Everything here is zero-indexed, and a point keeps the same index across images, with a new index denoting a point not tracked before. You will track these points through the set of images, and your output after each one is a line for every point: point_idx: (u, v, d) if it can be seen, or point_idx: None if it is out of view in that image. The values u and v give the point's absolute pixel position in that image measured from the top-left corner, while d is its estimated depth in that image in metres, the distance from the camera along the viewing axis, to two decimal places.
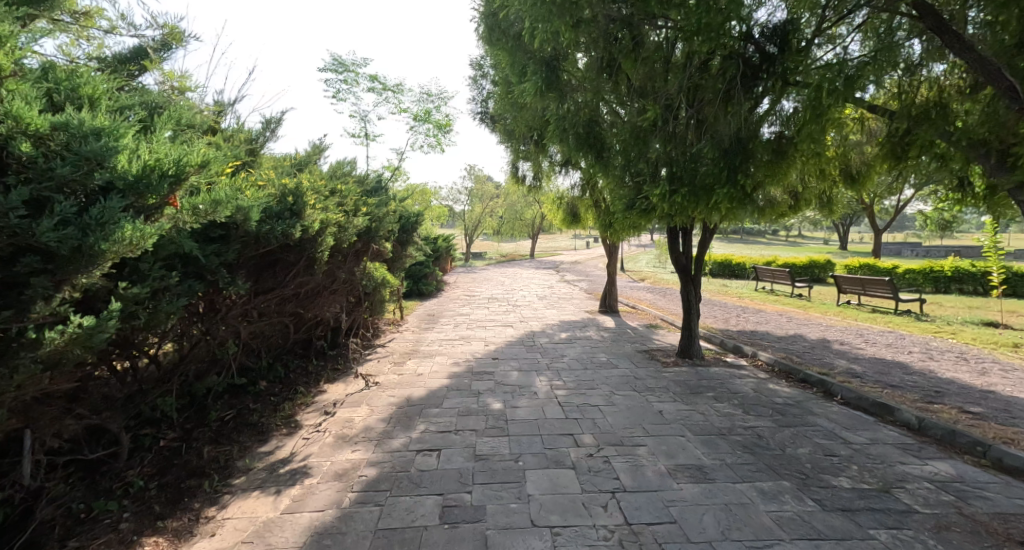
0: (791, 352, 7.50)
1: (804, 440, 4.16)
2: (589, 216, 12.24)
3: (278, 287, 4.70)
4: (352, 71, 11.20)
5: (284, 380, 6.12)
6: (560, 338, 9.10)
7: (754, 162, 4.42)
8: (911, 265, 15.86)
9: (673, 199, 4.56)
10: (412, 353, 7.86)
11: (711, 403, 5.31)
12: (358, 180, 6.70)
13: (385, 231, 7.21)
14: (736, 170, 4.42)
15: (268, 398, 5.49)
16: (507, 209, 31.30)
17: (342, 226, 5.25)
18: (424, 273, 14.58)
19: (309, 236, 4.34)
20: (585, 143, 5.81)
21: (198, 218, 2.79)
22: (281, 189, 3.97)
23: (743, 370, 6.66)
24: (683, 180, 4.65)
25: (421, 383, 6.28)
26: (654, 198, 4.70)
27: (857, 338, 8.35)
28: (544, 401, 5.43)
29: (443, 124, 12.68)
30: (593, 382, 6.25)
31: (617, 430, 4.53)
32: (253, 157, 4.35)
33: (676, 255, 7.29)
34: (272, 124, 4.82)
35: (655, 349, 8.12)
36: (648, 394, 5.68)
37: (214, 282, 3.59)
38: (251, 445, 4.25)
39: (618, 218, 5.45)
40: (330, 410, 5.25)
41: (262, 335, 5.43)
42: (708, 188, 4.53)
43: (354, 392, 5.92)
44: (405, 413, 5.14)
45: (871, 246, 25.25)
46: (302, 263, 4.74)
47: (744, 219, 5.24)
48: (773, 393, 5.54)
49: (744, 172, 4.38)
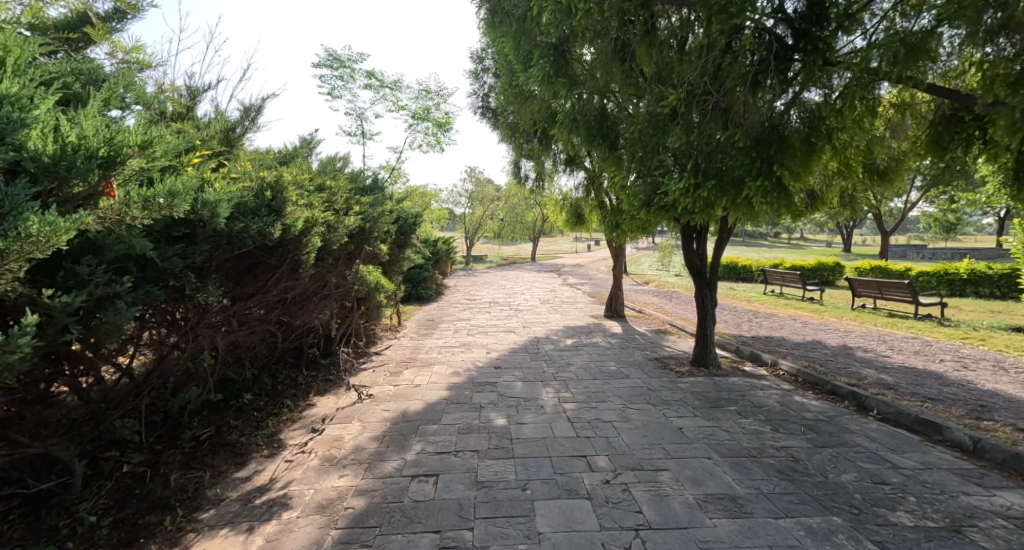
0: (813, 360, 7.03)
1: (847, 465, 3.70)
2: (594, 217, 11.80)
3: (258, 293, 4.27)
4: (347, 68, 10.79)
5: (271, 393, 5.69)
6: (566, 345, 8.64)
7: (791, 152, 3.96)
8: (925, 268, 15.37)
9: (700, 193, 4.06)
10: (409, 362, 7.42)
11: (735, 418, 4.85)
12: (350, 177, 6.25)
13: (380, 231, 6.77)
14: (771, 160, 3.97)
15: (252, 413, 5.05)
16: (507, 212, 30.80)
17: (330, 225, 4.80)
18: (423, 276, 14.17)
19: (292, 236, 3.90)
20: (596, 134, 5.37)
21: (150, 213, 2.38)
22: (259, 181, 3.55)
23: (764, 380, 6.20)
24: (710, 172, 4.17)
25: (419, 396, 5.82)
26: (676, 192, 4.20)
27: (881, 344, 7.87)
28: (552, 416, 4.98)
29: (442, 122, 12.26)
30: (604, 394, 5.80)
31: (635, 452, 4.07)
32: (226, 147, 3.91)
33: (689, 257, 6.84)
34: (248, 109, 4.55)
35: (666, 357, 7.66)
36: (664, 408, 5.22)
37: (179, 287, 3.16)
38: (226, 470, 3.80)
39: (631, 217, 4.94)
40: (317, 427, 4.79)
41: (246, 344, 5.03)
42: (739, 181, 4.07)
43: (345, 406, 5.46)
44: (400, 431, 4.68)
45: (879, 248, 24.74)
46: (285, 266, 4.26)
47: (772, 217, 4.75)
48: (801, 407, 5.08)
49: (780, 162, 3.92)
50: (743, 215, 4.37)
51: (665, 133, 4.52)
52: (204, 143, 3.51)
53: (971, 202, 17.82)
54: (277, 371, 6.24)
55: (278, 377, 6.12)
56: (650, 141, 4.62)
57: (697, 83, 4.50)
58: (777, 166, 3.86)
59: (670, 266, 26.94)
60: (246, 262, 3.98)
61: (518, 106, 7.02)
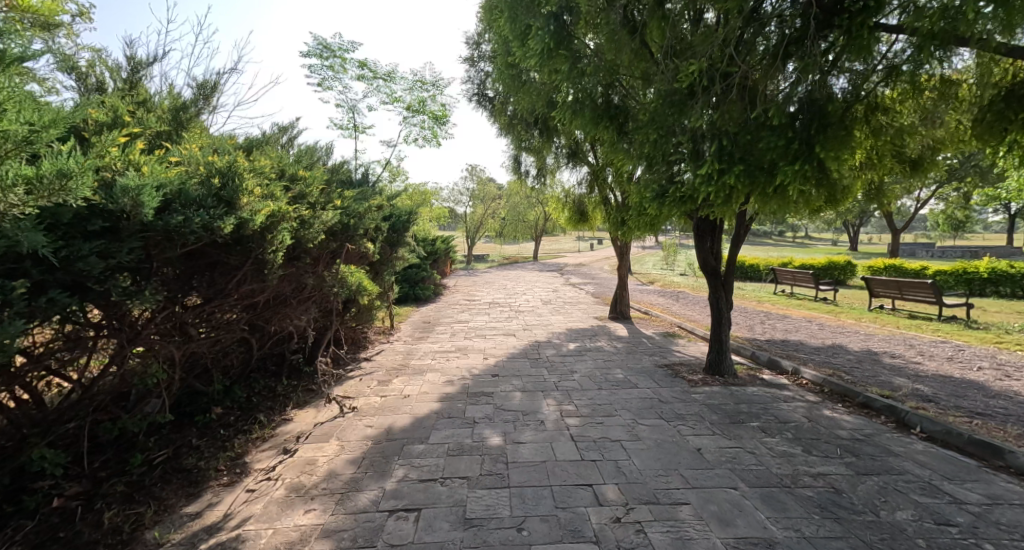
0: (837, 368, 6.45)
1: (899, 499, 3.15)
2: (598, 214, 11.25)
3: (214, 296, 3.75)
4: (338, 57, 10.26)
5: (244, 406, 5.18)
6: (568, 350, 8.08)
7: (834, 130, 3.38)
8: (943, 267, 14.72)
9: (726, 180, 3.50)
10: (399, 369, 6.89)
11: (758, 437, 4.30)
12: (331, 170, 5.72)
13: (366, 227, 6.23)
14: (809, 142, 3.41)
15: (218, 430, 4.54)
16: (510, 211, 30.21)
17: (302, 221, 4.27)
18: (420, 276, 13.63)
19: (251, 232, 3.37)
20: (602, 117, 4.81)
21: (32, 198, 1.87)
22: (206, 168, 3.01)
23: (787, 390, 5.63)
24: (736, 157, 3.63)
25: (407, 409, 5.29)
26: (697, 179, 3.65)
27: (909, 350, 7.28)
28: (553, 435, 4.44)
29: (439, 115, 11.72)
30: (611, 407, 5.25)
31: (649, 480, 3.54)
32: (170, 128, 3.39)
33: (703, 256, 6.29)
34: (202, 88, 4.00)
35: (677, 363, 7.10)
36: (679, 424, 4.67)
37: (105, 291, 2.66)
38: (176, 504, 3.29)
39: (643, 210, 4.40)
40: (289, 448, 4.26)
41: (211, 353, 4.53)
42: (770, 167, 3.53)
43: (324, 421, 4.94)
44: (381, 453, 4.15)
45: (890, 246, 24.05)
46: (249, 266, 3.73)
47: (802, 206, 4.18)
48: (833, 423, 4.53)
49: (824, 141, 3.35)
50: (773, 205, 3.81)
51: (683, 112, 3.97)
52: (138, 123, 2.97)
53: (989, 198, 17.08)
54: (253, 380, 5.72)
55: (254, 388, 5.60)
56: (666, 122, 4.06)
57: (718, 55, 3.94)
58: (819, 147, 3.29)
59: (676, 266, 26.26)
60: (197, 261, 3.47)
61: (516, 91, 6.47)
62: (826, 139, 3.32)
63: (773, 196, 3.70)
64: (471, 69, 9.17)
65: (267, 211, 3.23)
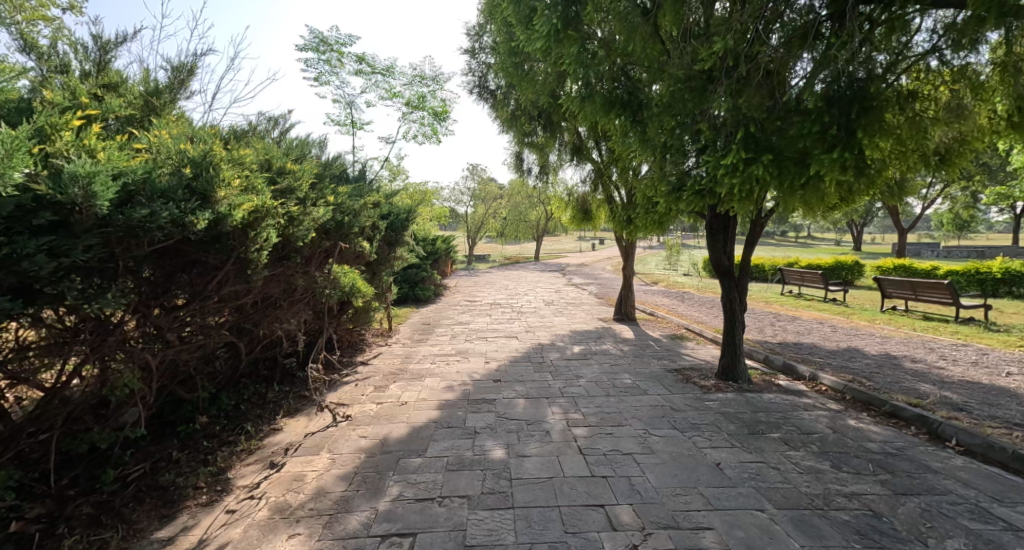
0: (857, 373, 6.14)
1: (946, 524, 2.85)
2: (602, 212, 10.93)
3: (193, 298, 3.48)
4: (335, 51, 9.96)
5: (232, 415, 4.89)
6: (572, 353, 7.76)
7: (875, 115, 3.10)
8: (955, 267, 14.38)
9: (752, 171, 3.22)
10: (397, 374, 6.59)
11: (781, 450, 3.99)
12: (324, 165, 5.43)
13: (362, 225, 5.95)
14: (848, 128, 3.13)
15: (202, 441, 4.25)
16: (511, 211, 29.90)
17: (290, 217, 3.99)
18: (420, 276, 13.34)
19: (231, 228, 3.07)
20: (613, 106, 4.52)
21: None
22: (177, 157, 2.71)
23: (806, 398, 5.32)
24: (764, 147, 3.34)
25: (403, 418, 4.99)
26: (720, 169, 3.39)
27: (930, 354, 6.95)
28: (560, 448, 4.14)
29: (439, 111, 11.42)
30: (619, 415, 4.94)
31: (667, 500, 3.24)
32: (139, 115, 3.10)
33: (715, 256, 6.00)
34: (180, 72, 3.71)
35: (687, 368, 6.78)
36: (695, 435, 4.37)
37: (60, 294, 2.37)
38: (148, 528, 3.00)
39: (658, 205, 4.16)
40: (277, 462, 3.97)
41: (196, 359, 4.26)
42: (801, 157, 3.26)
43: (315, 431, 4.64)
44: (375, 468, 3.86)
45: (898, 246, 23.68)
46: (229, 266, 3.43)
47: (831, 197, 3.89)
48: (861, 435, 4.22)
49: (866, 126, 3.07)
50: (801, 198, 3.53)
51: (703, 99, 3.70)
52: (100, 107, 2.67)
53: (1001, 197, 16.70)
54: (242, 387, 5.43)
55: (243, 395, 5.30)
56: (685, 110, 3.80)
57: (741, 35, 3.64)
58: (861, 134, 3.00)
59: (678, 265, 25.96)
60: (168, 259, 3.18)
61: (519, 83, 6.18)
62: (868, 124, 3.04)
63: (805, 188, 3.40)
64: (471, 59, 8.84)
65: (247, 205, 2.93)
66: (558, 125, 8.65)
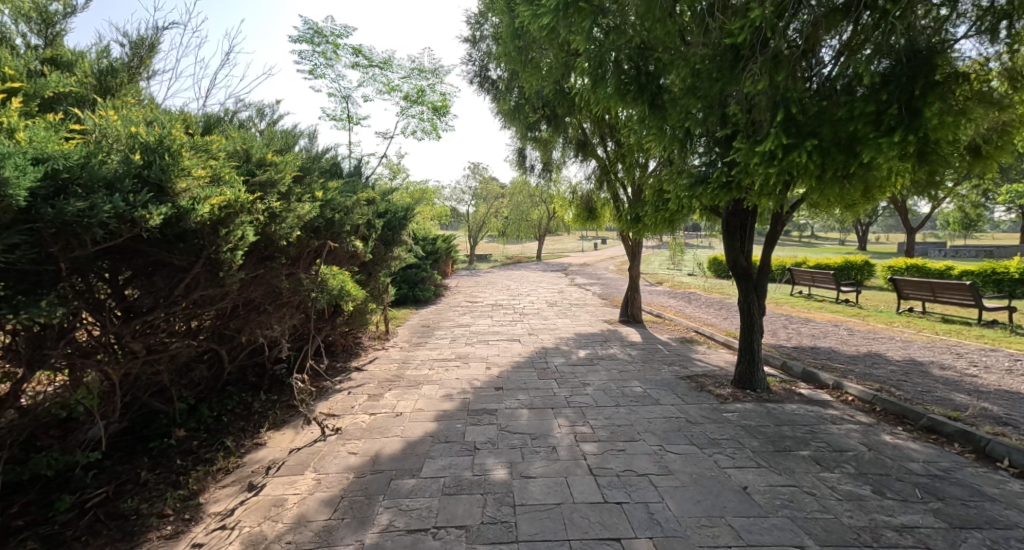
0: (884, 381, 5.75)
1: None
2: (606, 211, 10.55)
3: (157, 304, 3.08)
4: (330, 42, 9.59)
5: (212, 428, 4.51)
6: (578, 358, 7.37)
7: (940, 91, 2.80)
8: (970, 267, 13.95)
9: (793, 159, 2.94)
10: (393, 381, 6.22)
11: (814, 471, 3.60)
12: (312, 158, 5.06)
13: (353, 222, 5.55)
14: (910, 106, 2.86)
15: (175, 458, 3.88)
16: (513, 210, 29.47)
17: (272, 214, 3.63)
18: (420, 277, 12.96)
19: (195, 224, 2.69)
20: (630, 87, 4.16)
21: None
22: (126, 142, 2.34)
23: (832, 409, 4.93)
24: (805, 133, 3.09)
25: (397, 431, 4.61)
26: (754, 156, 3.12)
27: (959, 360, 6.54)
28: (568, 468, 3.76)
29: (439, 106, 11.06)
30: (632, 429, 4.56)
31: (691, 533, 2.86)
32: (81, 92, 2.69)
33: (732, 255, 5.61)
34: (140, 49, 3.30)
35: (700, 375, 6.39)
36: (716, 453, 3.98)
37: None
38: None
39: (681, 197, 3.92)
40: (256, 483, 3.60)
41: (170, 370, 3.90)
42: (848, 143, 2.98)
43: (301, 447, 4.27)
44: (365, 491, 3.49)
45: (908, 246, 23.17)
46: (198, 267, 3.03)
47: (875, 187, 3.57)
48: (900, 453, 3.83)
49: (927, 104, 2.76)
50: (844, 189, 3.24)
51: (731, 80, 3.43)
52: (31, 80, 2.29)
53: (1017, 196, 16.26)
54: (226, 396, 5.06)
55: (226, 405, 4.93)
56: (716, 91, 3.56)
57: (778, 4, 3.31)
58: (927, 113, 2.70)
59: (683, 266, 25.55)
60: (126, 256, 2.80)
61: (522, 71, 5.81)
62: (929, 102, 2.75)
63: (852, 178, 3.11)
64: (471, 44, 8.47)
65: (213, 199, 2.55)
66: (562, 120, 8.28)
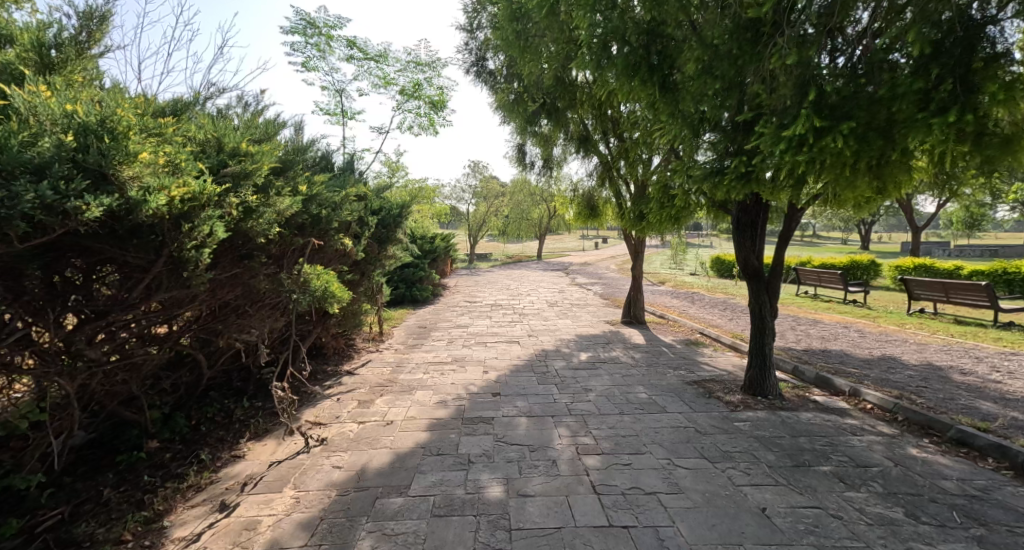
0: (902, 387, 5.45)
1: None
2: (608, 208, 10.24)
3: (111, 308, 2.81)
4: (324, 34, 9.27)
5: (189, 438, 4.22)
6: (579, 362, 7.07)
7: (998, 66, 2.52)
8: (980, 267, 13.67)
9: (827, 144, 2.69)
10: (385, 386, 5.92)
11: (837, 490, 3.30)
12: (297, 149, 4.75)
13: (341, 219, 5.24)
14: (965, 81, 2.58)
15: (144, 473, 3.58)
16: (513, 208, 29.16)
17: (246, 208, 3.34)
18: (418, 277, 12.67)
19: (151, 218, 2.42)
20: (639, 68, 3.87)
21: None
22: (61, 124, 2.05)
23: (851, 418, 4.62)
24: (839, 114, 2.85)
25: (387, 441, 4.32)
26: (781, 142, 2.87)
27: (980, 364, 6.24)
28: (569, 486, 3.46)
29: (436, 100, 10.75)
30: (637, 440, 4.25)
31: None
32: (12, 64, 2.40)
33: (742, 255, 5.32)
34: (90, 21, 2.93)
35: (708, 380, 6.08)
36: (729, 468, 3.67)
37: None
38: None
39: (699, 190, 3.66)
40: (230, 501, 3.31)
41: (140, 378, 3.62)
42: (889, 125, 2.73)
43: (282, 460, 3.97)
44: (347, 512, 3.19)
45: (913, 245, 22.85)
46: (157, 266, 2.73)
47: (915, 177, 3.28)
48: (930, 468, 3.54)
49: (984, 80, 2.49)
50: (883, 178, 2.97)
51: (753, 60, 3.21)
52: None
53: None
54: (207, 403, 4.77)
55: (205, 413, 4.64)
56: (734, 72, 3.35)
57: None
58: (985, 90, 2.43)
59: (685, 266, 25.25)
60: (72, 252, 2.52)
61: (522, 60, 5.50)
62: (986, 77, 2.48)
63: (890, 163, 2.87)
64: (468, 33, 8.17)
65: (171, 191, 2.30)
66: (563, 114, 7.98)
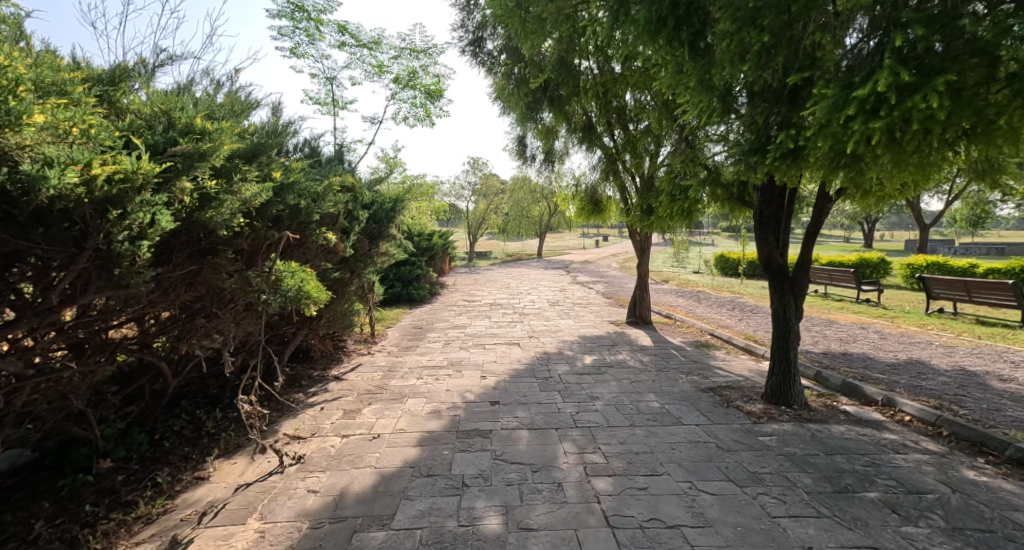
0: (940, 396, 4.97)
1: None
2: (612, 204, 9.76)
3: (24, 312, 2.35)
4: (314, 19, 8.78)
5: (147, 455, 3.75)
6: (584, 366, 6.59)
7: None
8: (996, 266, 13.19)
9: (917, 103, 2.35)
10: (373, 393, 5.45)
11: (892, 523, 2.83)
12: (274, 132, 4.28)
13: (322, 213, 4.74)
14: None
15: (87, 501, 3.11)
16: (513, 206, 28.62)
17: (202, 194, 2.87)
18: (414, 275, 12.21)
19: (78, 200, 2.08)
20: (665, 24, 3.45)
21: None
22: None
23: (891, 432, 4.14)
24: (928, 69, 2.58)
25: (372, 459, 3.85)
26: (861, 98, 2.55)
27: (1018, 370, 5.77)
28: (578, 517, 2.98)
29: (433, 90, 10.28)
30: (652, 458, 3.78)
31: None
32: None
33: (765, 252, 4.84)
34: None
35: (724, 387, 5.60)
36: (760, 493, 3.20)
37: None
38: None
39: (753, 160, 3.41)
40: (182, 536, 2.84)
41: (85, 394, 3.15)
42: (981, 89, 2.48)
43: (250, 482, 3.49)
44: None
45: (921, 243, 22.34)
46: (77, 258, 2.27)
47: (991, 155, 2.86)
48: (995, 496, 3.07)
49: None
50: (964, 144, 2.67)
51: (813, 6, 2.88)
52: None
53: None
54: (174, 415, 4.30)
55: (171, 426, 4.16)
56: (780, 26, 3.03)
57: None
58: None
59: (687, 263, 24.85)
60: None
61: (522, 35, 5.03)
62: None
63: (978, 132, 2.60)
64: (463, 14, 7.68)
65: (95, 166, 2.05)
66: (565, 102, 7.51)
